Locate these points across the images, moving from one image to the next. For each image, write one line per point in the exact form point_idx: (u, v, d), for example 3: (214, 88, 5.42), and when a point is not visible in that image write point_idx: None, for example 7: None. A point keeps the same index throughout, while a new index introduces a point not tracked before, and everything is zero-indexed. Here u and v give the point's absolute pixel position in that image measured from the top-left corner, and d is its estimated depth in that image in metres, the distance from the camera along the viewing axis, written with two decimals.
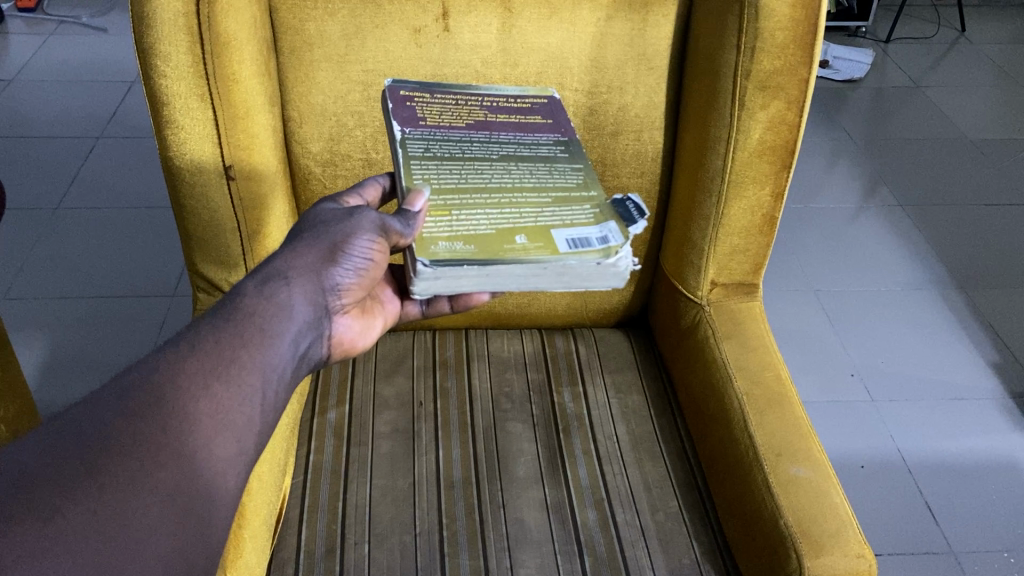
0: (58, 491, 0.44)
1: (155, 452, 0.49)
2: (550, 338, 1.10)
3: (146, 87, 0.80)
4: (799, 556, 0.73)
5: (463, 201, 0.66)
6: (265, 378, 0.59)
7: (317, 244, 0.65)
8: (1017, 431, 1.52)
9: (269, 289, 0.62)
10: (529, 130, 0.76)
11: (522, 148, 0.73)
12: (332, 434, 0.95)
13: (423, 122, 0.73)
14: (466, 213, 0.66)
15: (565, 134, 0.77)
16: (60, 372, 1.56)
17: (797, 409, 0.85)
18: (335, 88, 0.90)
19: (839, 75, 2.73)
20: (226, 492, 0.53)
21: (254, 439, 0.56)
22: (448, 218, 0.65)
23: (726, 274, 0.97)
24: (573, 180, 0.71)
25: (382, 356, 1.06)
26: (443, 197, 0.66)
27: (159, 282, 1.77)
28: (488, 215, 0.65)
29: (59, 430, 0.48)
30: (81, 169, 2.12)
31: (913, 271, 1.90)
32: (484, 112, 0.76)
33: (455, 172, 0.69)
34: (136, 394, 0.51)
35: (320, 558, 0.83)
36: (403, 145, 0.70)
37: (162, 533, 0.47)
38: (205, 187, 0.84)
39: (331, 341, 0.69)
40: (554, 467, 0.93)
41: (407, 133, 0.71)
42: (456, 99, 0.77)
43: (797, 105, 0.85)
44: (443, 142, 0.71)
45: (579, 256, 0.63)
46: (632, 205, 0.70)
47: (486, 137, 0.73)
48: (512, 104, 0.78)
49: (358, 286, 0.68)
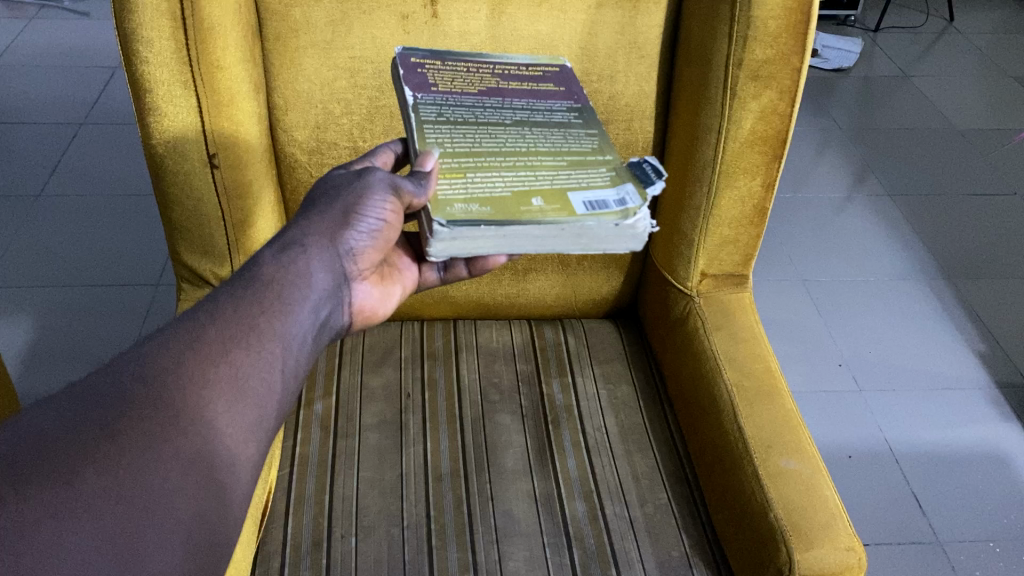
0: (79, 454, 0.44)
1: (175, 417, 0.49)
2: (539, 328, 1.09)
3: (128, 73, 0.79)
4: (789, 549, 0.73)
5: (478, 164, 0.65)
6: (286, 345, 0.58)
7: (330, 209, 0.64)
8: (1003, 421, 1.52)
9: (286, 257, 0.61)
10: (542, 98, 0.75)
11: (535, 113, 0.72)
12: (319, 426, 0.94)
13: (435, 88, 0.71)
14: (481, 175, 0.64)
15: (577, 101, 0.76)
16: (42, 364, 1.53)
17: (788, 402, 0.85)
18: (321, 74, 0.89)
19: (828, 64, 2.72)
20: (243, 461, 0.52)
21: (275, 407, 0.56)
22: (463, 180, 0.63)
23: (717, 265, 0.97)
24: (587, 144, 0.70)
25: (369, 348, 1.05)
26: (457, 160, 0.65)
27: (143, 271, 1.75)
28: (503, 177, 0.64)
29: (77, 396, 0.47)
30: (63, 156, 2.09)
31: (900, 260, 1.90)
32: (495, 80, 0.75)
33: (469, 136, 0.68)
34: (152, 362, 0.51)
35: (306, 551, 0.82)
36: (417, 109, 0.68)
37: (184, 499, 0.46)
38: (189, 176, 0.83)
39: (351, 309, 0.67)
40: (542, 459, 0.92)
41: (420, 98, 0.69)
42: (467, 67, 0.76)
43: (789, 96, 0.84)
44: (456, 107, 0.70)
45: (597, 218, 0.61)
46: (648, 166, 0.68)
47: (499, 103, 0.72)
48: (524, 72, 0.77)
49: (374, 251, 0.66)
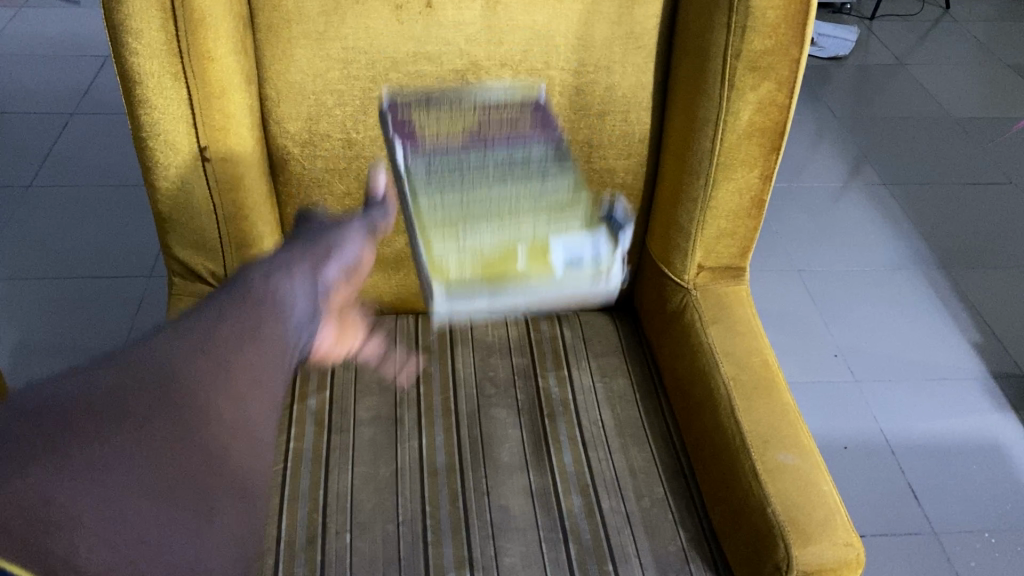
0: (72, 431, 0.49)
1: (162, 400, 0.55)
2: (535, 321, 1.09)
3: (117, 64, 0.77)
4: (786, 545, 0.72)
5: (468, 225, 0.81)
6: (264, 367, 0.65)
7: (268, 289, 0.71)
8: (999, 411, 1.52)
9: (229, 317, 0.65)
10: (518, 139, 0.88)
11: (510, 164, 0.85)
12: (313, 421, 0.94)
13: (422, 137, 0.87)
14: (472, 235, 0.80)
15: (550, 141, 0.89)
16: (34, 357, 1.52)
17: (785, 395, 0.84)
18: (313, 65, 0.87)
19: (823, 53, 2.71)
20: (224, 450, 0.57)
21: (251, 420, 0.61)
22: (458, 243, 0.80)
23: (713, 257, 0.96)
24: (558, 191, 0.84)
25: (364, 341, 1.04)
26: (452, 223, 0.81)
27: (136, 262, 1.74)
28: (491, 233, 0.80)
29: (73, 383, 0.53)
30: (54, 146, 2.07)
31: (896, 250, 1.90)
32: (475, 118, 0.89)
33: (460, 201, 0.82)
34: (135, 361, 0.57)
35: (301, 547, 0.81)
36: (413, 179, 0.84)
37: (162, 471, 0.52)
38: (181, 169, 0.82)
39: (312, 344, 0.77)
40: (539, 453, 0.91)
41: (413, 159, 0.85)
42: (446, 103, 0.90)
43: (788, 86, 0.83)
44: (445, 162, 0.85)
45: (572, 275, 0.79)
46: (618, 220, 0.87)
47: (481, 152, 0.86)
48: (496, 112, 0.90)
49: (307, 332, 0.73)
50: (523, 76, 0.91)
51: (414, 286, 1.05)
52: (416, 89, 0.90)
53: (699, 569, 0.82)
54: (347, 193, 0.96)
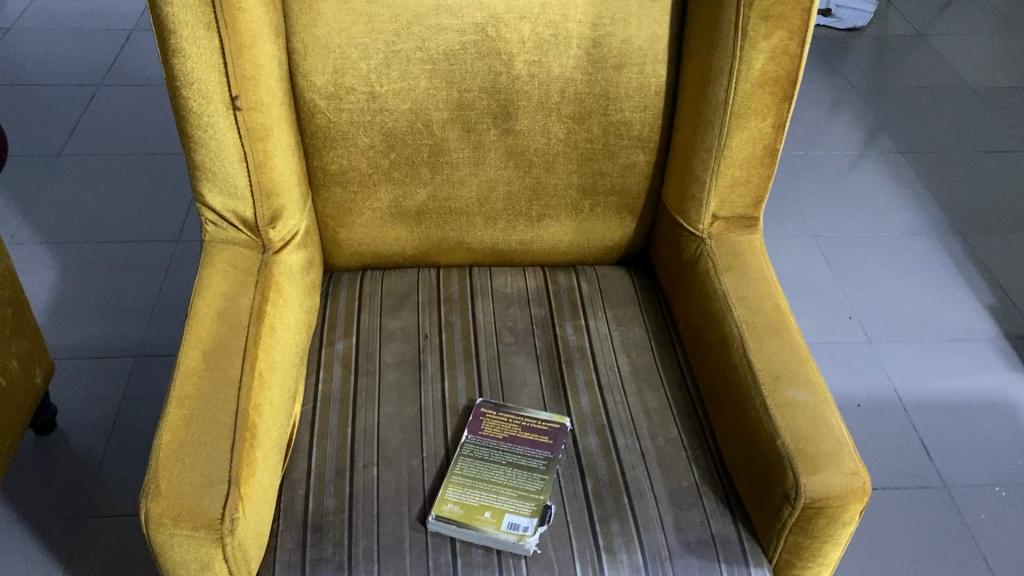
0: None
1: None
2: (552, 274, 1.11)
3: (153, 15, 0.79)
4: (795, 474, 0.75)
5: (486, 467, 0.86)
6: None
7: None
8: (1011, 371, 1.54)
9: None
10: (527, 428, 0.91)
11: (515, 451, 0.88)
12: (340, 364, 0.98)
13: (482, 412, 0.92)
14: (488, 471, 0.86)
15: (544, 431, 0.90)
16: (67, 316, 1.57)
17: (796, 337, 0.87)
18: (339, 20, 0.91)
19: (842, 24, 2.70)
20: None
21: None
22: (484, 465, 0.87)
23: (728, 207, 0.98)
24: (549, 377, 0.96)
25: (388, 292, 1.07)
26: (483, 461, 0.87)
27: (164, 228, 1.78)
28: (500, 470, 0.86)
29: None
30: (82, 115, 2.12)
31: (913, 216, 1.91)
32: (516, 413, 0.92)
33: (489, 458, 0.87)
34: None
35: (330, 479, 0.85)
36: (464, 443, 0.89)
37: None
38: (212, 119, 0.84)
39: None
40: (557, 396, 0.95)
41: (470, 428, 0.90)
42: (500, 407, 0.93)
43: (799, 36, 0.85)
44: (487, 430, 0.90)
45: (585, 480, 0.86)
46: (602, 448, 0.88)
47: (503, 431, 0.90)
48: (527, 422, 0.92)
49: None
50: (542, 30, 0.94)
51: (435, 239, 1.08)
52: (437, 43, 0.93)
53: (711, 502, 0.84)
54: (372, 146, 0.98)
